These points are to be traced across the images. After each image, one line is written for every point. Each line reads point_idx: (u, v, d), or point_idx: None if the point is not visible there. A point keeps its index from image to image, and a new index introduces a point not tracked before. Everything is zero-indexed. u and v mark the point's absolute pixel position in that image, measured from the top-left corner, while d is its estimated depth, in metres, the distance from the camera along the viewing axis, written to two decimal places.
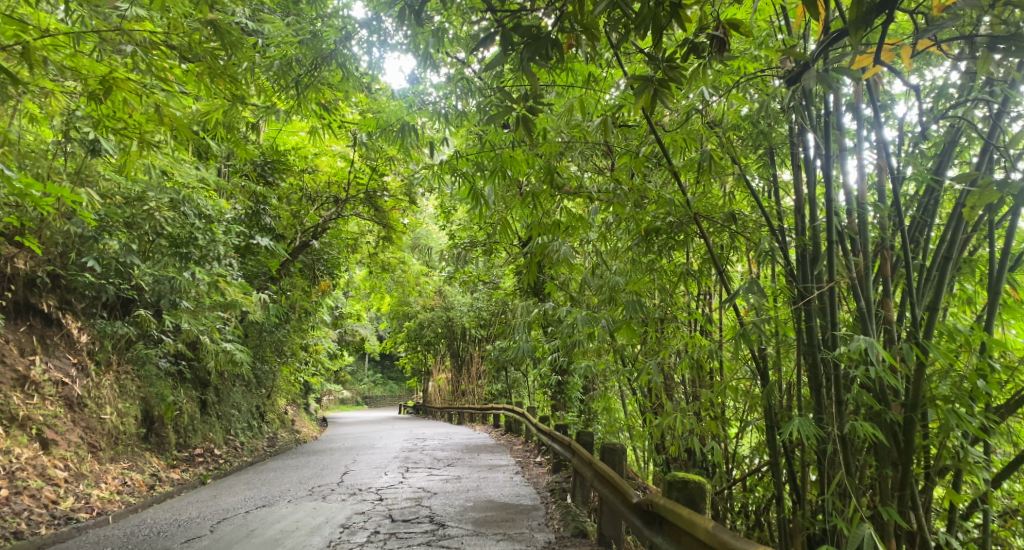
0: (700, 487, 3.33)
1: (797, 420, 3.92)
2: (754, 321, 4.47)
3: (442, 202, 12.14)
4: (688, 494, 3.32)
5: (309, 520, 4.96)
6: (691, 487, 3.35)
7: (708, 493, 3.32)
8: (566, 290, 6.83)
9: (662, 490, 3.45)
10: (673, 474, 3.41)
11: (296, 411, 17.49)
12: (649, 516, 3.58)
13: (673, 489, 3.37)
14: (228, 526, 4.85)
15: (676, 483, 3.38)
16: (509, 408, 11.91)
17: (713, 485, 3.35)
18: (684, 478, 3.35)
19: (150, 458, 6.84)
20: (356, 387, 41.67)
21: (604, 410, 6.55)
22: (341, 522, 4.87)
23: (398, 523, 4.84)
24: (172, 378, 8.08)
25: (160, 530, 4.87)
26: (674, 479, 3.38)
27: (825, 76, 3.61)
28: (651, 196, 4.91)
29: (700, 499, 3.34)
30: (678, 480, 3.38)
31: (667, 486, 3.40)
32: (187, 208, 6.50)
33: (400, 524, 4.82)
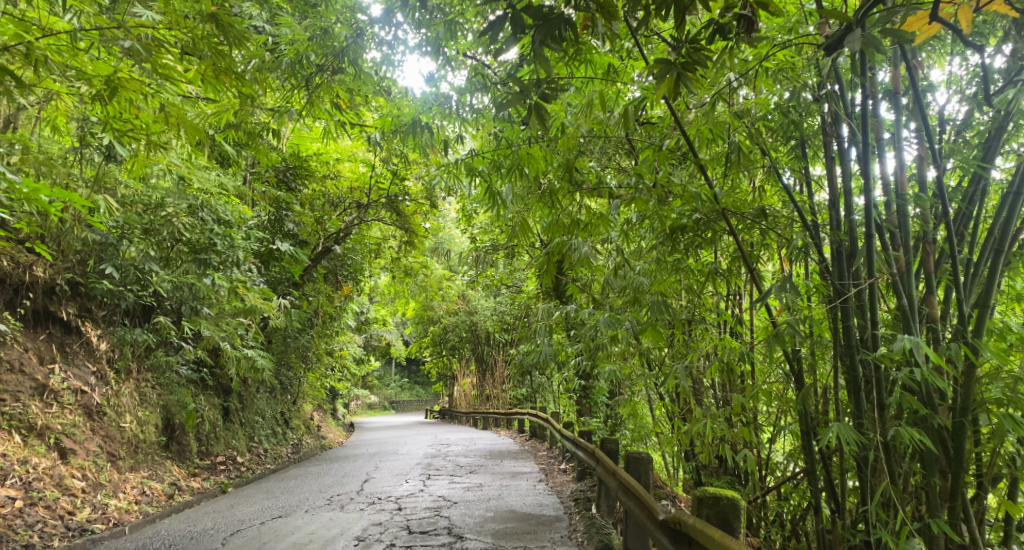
0: (734, 505, 3.10)
1: (837, 425, 3.72)
2: (787, 321, 4.26)
3: (464, 206, 12.01)
4: (720, 512, 3.10)
5: (324, 532, 4.83)
6: (724, 504, 3.12)
7: (742, 511, 3.10)
8: (589, 291, 6.66)
9: (691, 506, 3.24)
10: (703, 490, 3.19)
11: (321, 417, 17.51)
12: (677, 534, 3.36)
13: (703, 506, 3.15)
14: (241, 539, 4.73)
15: (707, 499, 3.15)
16: (534, 413, 11.77)
17: (747, 501, 3.12)
18: (716, 495, 3.13)
19: (171, 467, 6.80)
20: (382, 392, 41.81)
21: (631, 415, 6.35)
22: (357, 534, 4.73)
23: (415, 535, 4.68)
24: (194, 385, 8.05)
25: (173, 543, 4.78)
26: (704, 495, 3.15)
27: (863, 53, 3.32)
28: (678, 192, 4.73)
29: (733, 517, 3.12)
30: (709, 496, 3.16)
31: (697, 503, 3.17)
32: (206, 213, 6.45)
33: (417, 536, 4.67)
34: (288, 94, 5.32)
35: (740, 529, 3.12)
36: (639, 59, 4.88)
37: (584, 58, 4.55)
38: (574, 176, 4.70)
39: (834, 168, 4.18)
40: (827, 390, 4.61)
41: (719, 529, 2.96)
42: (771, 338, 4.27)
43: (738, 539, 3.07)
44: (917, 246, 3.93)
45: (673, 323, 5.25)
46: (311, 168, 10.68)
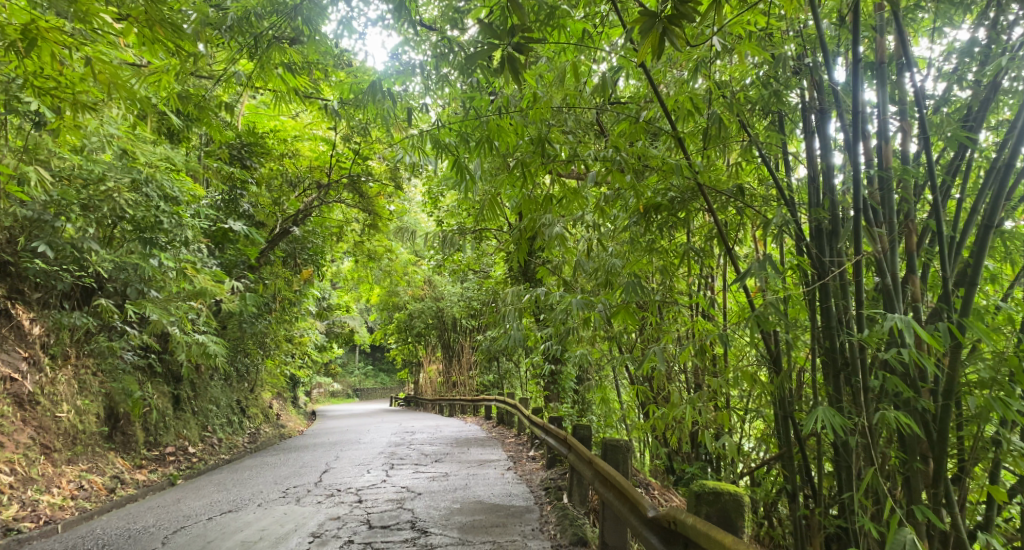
0: (737, 501, 2.87)
1: (819, 409, 3.50)
2: (767, 302, 4.04)
3: (429, 187, 11.68)
4: (722, 510, 2.86)
5: (277, 528, 4.52)
6: (725, 500, 2.89)
7: (745, 508, 2.87)
8: (559, 274, 6.41)
9: (688, 504, 3.00)
10: (703, 486, 2.96)
11: (281, 405, 17.08)
12: (666, 531, 3.10)
13: (703, 503, 2.91)
14: (183, 538, 4.40)
15: (707, 495, 2.92)
16: (501, 400, 11.58)
17: (750, 497, 2.90)
18: (716, 491, 2.90)
19: (114, 459, 6.40)
20: (346, 380, 41.32)
21: (600, 402, 6.13)
22: (312, 531, 4.43)
23: (376, 530, 4.41)
24: (141, 373, 7.62)
25: (106, 543, 4.42)
26: (704, 491, 2.92)
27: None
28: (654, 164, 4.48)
29: (736, 515, 2.89)
30: (709, 492, 2.92)
31: (696, 499, 2.93)
32: (150, 189, 6.00)
33: (378, 532, 4.39)
34: (239, 58, 4.97)
35: (742, 527, 2.90)
36: (614, 27, 4.63)
37: (555, 23, 4.27)
38: (545, 150, 4.43)
39: (812, 146, 3.98)
40: (804, 373, 4.44)
41: (722, 531, 2.71)
42: (750, 319, 4.05)
43: (742, 538, 2.84)
44: (902, 224, 3.68)
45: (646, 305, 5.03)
46: (268, 146, 10.21)
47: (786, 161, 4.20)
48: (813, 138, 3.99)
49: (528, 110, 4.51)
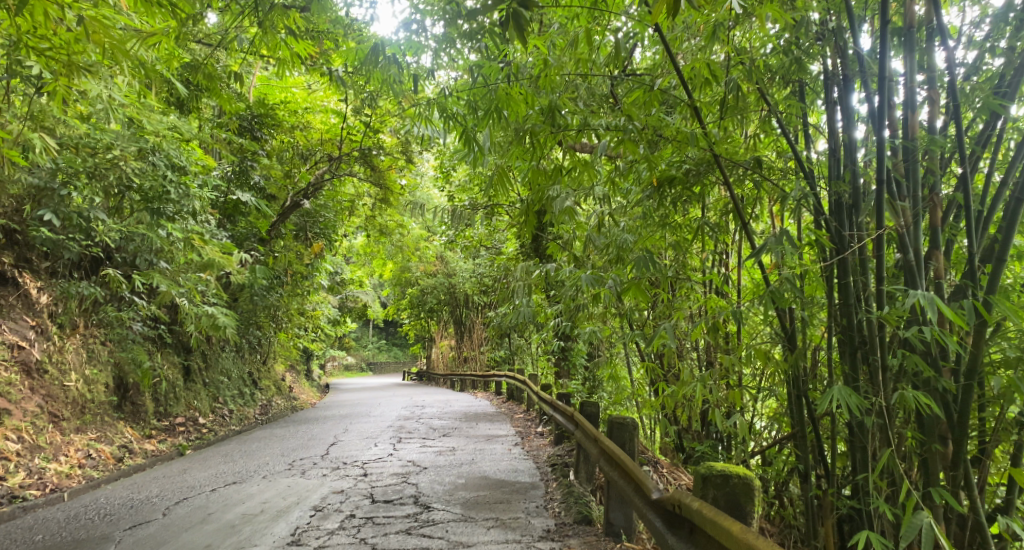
0: (746, 485, 2.78)
1: (835, 388, 3.39)
2: (782, 278, 3.92)
3: (441, 161, 11.54)
4: (731, 494, 2.77)
5: (278, 501, 4.50)
6: (734, 484, 2.80)
7: (755, 492, 2.79)
8: (570, 249, 6.29)
9: (695, 486, 2.92)
10: (711, 468, 2.86)
11: (294, 378, 17.18)
12: (671, 513, 3.02)
13: (710, 486, 2.82)
14: (184, 510, 4.39)
15: (715, 478, 2.83)
16: (511, 376, 11.55)
17: (760, 481, 2.82)
18: (725, 474, 2.81)
19: (123, 428, 6.42)
20: (360, 354, 41.59)
21: (610, 379, 6.04)
22: (314, 505, 4.40)
23: (378, 505, 4.38)
24: (151, 343, 7.63)
25: (107, 512, 4.42)
26: (711, 474, 2.84)
27: None
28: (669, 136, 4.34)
29: (745, 499, 2.80)
30: (716, 475, 2.84)
31: (703, 483, 2.85)
32: (156, 158, 6.01)
33: (380, 507, 4.36)
34: (243, 25, 4.86)
35: (751, 512, 2.81)
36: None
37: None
38: (556, 120, 4.30)
39: (833, 116, 3.84)
40: (819, 352, 4.32)
41: (729, 515, 2.62)
42: (765, 295, 3.93)
43: (751, 523, 2.76)
44: (926, 198, 3.53)
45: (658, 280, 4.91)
46: (278, 118, 10.14)
47: (805, 132, 4.07)
48: (835, 108, 3.85)
49: (538, 78, 4.37)
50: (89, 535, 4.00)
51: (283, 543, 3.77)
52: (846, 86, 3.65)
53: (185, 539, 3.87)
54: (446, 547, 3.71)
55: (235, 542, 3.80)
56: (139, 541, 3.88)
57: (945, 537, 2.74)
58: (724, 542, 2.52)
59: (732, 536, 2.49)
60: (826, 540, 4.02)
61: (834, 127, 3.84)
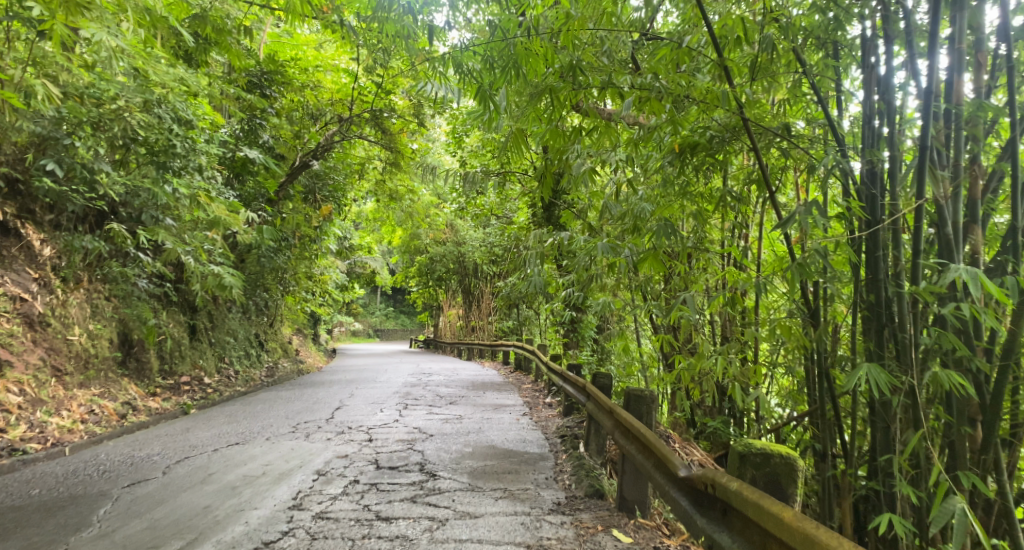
0: (787, 465, 2.76)
1: (865, 366, 3.24)
2: (810, 250, 3.76)
3: (453, 126, 11.35)
4: (772, 474, 2.74)
5: (281, 463, 4.42)
6: (774, 464, 2.78)
7: (794, 473, 2.74)
8: (584, 218, 6.14)
9: (730, 467, 2.88)
10: (749, 448, 2.84)
11: (301, 342, 17.18)
12: (694, 492, 2.88)
13: (750, 466, 2.79)
14: (185, 469, 4.32)
15: (753, 458, 2.80)
16: (518, 346, 11.48)
17: (802, 462, 2.73)
18: (766, 453, 2.78)
19: (127, 385, 6.36)
20: (367, 321, 41.78)
21: (621, 351, 5.90)
22: (317, 468, 4.32)
23: (383, 471, 4.29)
24: (156, 300, 7.55)
25: (107, 469, 4.36)
26: (751, 454, 2.81)
27: None
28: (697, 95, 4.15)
29: (785, 480, 2.78)
30: (756, 454, 2.81)
31: (742, 462, 2.81)
32: (162, 111, 5.90)
33: (385, 473, 4.27)
34: None
35: (792, 493, 2.77)
36: None
37: None
38: (578, 77, 4.12)
39: (871, 82, 3.68)
40: (841, 329, 4.19)
41: (774, 500, 2.43)
42: (792, 267, 3.78)
43: (791, 505, 2.72)
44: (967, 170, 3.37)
45: (677, 250, 4.76)
46: (289, 76, 9.98)
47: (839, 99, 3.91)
48: (873, 74, 3.68)
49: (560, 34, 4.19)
50: (86, 492, 3.94)
51: (285, 507, 3.69)
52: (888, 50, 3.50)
53: (184, 499, 3.80)
54: (453, 517, 3.62)
55: (235, 504, 3.72)
56: (136, 500, 3.81)
57: (977, 525, 2.60)
58: (768, 525, 2.36)
59: (783, 522, 2.30)
60: (842, 520, 3.91)
61: (872, 95, 3.68)
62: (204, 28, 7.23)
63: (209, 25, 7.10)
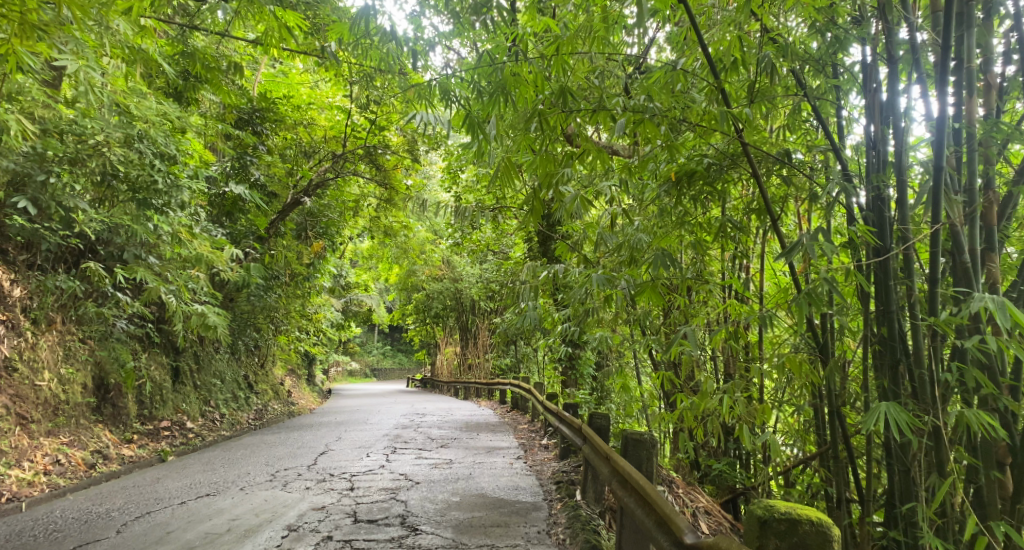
0: (819, 534, 2.42)
1: (884, 404, 2.98)
2: (817, 278, 3.54)
3: (448, 162, 11.24)
4: (799, 545, 2.42)
5: (249, 518, 4.13)
6: (802, 532, 2.45)
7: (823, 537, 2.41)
8: (579, 250, 5.93)
9: (751, 535, 2.55)
10: (771, 511, 2.51)
11: (295, 382, 16.84)
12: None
13: (772, 535, 2.47)
14: (142, 527, 4.03)
15: (777, 525, 2.47)
16: (516, 384, 11.22)
17: (832, 527, 2.45)
18: (792, 520, 2.45)
19: (100, 433, 6.08)
20: (364, 359, 41.42)
21: (620, 390, 5.64)
22: (288, 523, 4.03)
23: (360, 526, 4.00)
24: (137, 342, 7.29)
25: (58, 528, 4.06)
26: (773, 519, 2.48)
27: None
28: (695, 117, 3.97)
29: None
30: (780, 522, 2.48)
31: (763, 529, 2.49)
32: (143, 145, 5.71)
33: (362, 528, 3.98)
34: None
35: None
36: None
37: None
38: (570, 100, 3.94)
39: (873, 108, 3.52)
40: (850, 365, 3.96)
41: None
42: (799, 297, 3.56)
43: None
44: (982, 193, 3.17)
45: (675, 282, 4.54)
46: (281, 113, 9.86)
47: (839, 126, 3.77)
48: (875, 99, 3.53)
49: (550, 57, 4.04)
50: None
51: None
52: (890, 72, 3.35)
53: None
54: None
55: None
56: None
57: None
58: None
59: None
60: None
61: (874, 121, 3.53)
62: (193, 64, 7.09)
63: (196, 61, 6.95)
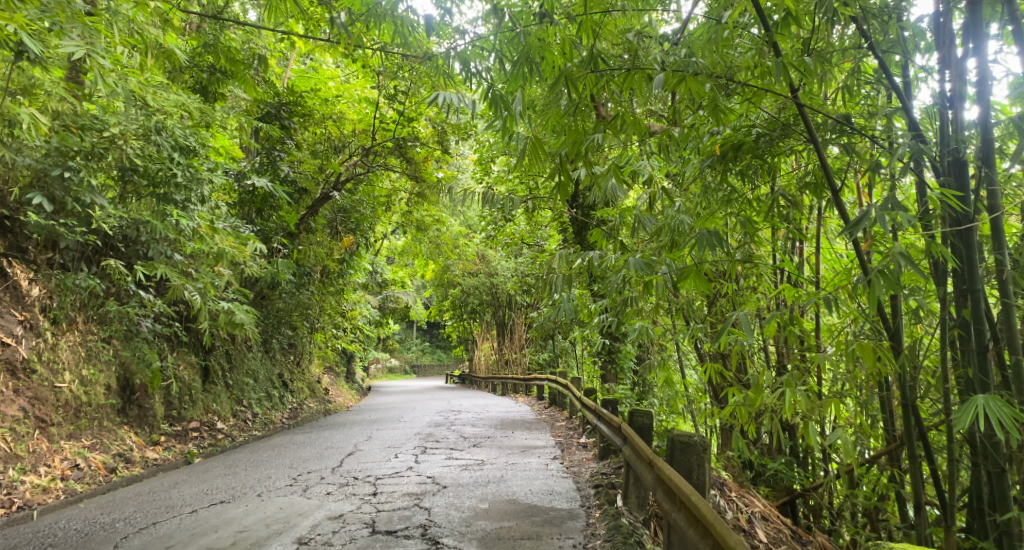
0: None
1: (982, 398, 2.91)
2: (891, 253, 3.16)
3: (480, 153, 10.99)
4: None
5: (259, 530, 3.90)
6: None
7: None
8: (615, 237, 5.63)
9: None
10: None
11: (332, 380, 16.75)
12: None
13: None
14: (143, 540, 3.83)
15: None
16: (553, 380, 10.92)
17: None
18: None
19: (125, 435, 5.97)
20: (404, 356, 41.53)
21: (664, 383, 5.32)
22: (300, 536, 3.78)
23: (377, 539, 3.73)
24: (165, 342, 7.20)
25: (58, 541, 3.90)
26: None
27: None
28: (748, 70, 3.66)
29: None
30: None
31: None
32: (161, 138, 5.58)
33: (378, 541, 3.71)
34: None
35: None
36: None
37: None
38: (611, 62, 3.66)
39: (949, 65, 3.38)
40: (918, 353, 3.65)
41: None
42: (871, 276, 3.19)
43: None
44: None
45: (722, 266, 4.18)
46: (309, 106, 9.69)
47: (909, 83, 3.59)
48: (950, 54, 3.38)
49: (580, 21, 3.74)
50: None
51: None
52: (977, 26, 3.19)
53: None
54: None
55: None
56: None
57: None
58: None
59: None
60: None
61: (951, 80, 3.39)
62: (216, 57, 6.94)
63: (218, 54, 6.80)
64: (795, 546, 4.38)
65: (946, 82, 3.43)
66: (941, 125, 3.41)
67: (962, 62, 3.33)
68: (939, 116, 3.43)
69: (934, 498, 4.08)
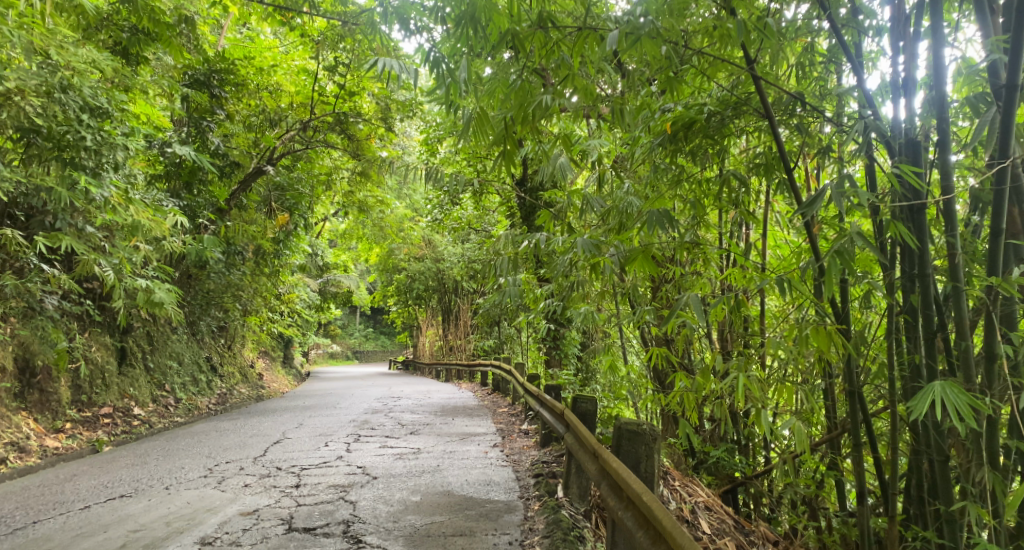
0: None
1: (938, 385, 2.81)
2: (846, 232, 3.02)
3: (426, 132, 10.62)
4: None
5: (156, 529, 3.54)
6: None
7: None
8: (561, 217, 5.43)
9: None
10: None
11: (269, 365, 16.22)
12: None
13: None
14: (20, 542, 3.44)
15: None
16: (497, 366, 10.69)
17: None
18: None
19: (23, 422, 5.49)
20: (346, 342, 40.81)
21: (608, 369, 5.14)
22: (203, 536, 3.45)
23: (291, 538, 3.43)
24: (75, 321, 6.70)
25: None
26: None
27: None
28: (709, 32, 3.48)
29: None
30: None
31: None
32: (67, 97, 5.18)
33: (292, 540, 3.41)
34: None
35: None
36: None
37: None
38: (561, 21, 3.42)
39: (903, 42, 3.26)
40: (866, 338, 3.55)
41: None
42: (826, 257, 3.03)
43: None
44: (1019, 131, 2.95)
45: (671, 248, 4.00)
46: (243, 75, 9.08)
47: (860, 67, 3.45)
48: (904, 32, 3.26)
49: None
50: None
51: None
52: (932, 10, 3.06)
53: None
54: None
55: None
56: None
57: None
58: None
59: None
60: None
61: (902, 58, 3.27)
62: (138, 16, 6.40)
63: (141, 13, 6.25)
64: (738, 537, 4.27)
65: (898, 65, 3.29)
66: (894, 110, 3.27)
67: (915, 40, 3.21)
68: (892, 100, 3.29)
69: (875, 486, 4.01)
